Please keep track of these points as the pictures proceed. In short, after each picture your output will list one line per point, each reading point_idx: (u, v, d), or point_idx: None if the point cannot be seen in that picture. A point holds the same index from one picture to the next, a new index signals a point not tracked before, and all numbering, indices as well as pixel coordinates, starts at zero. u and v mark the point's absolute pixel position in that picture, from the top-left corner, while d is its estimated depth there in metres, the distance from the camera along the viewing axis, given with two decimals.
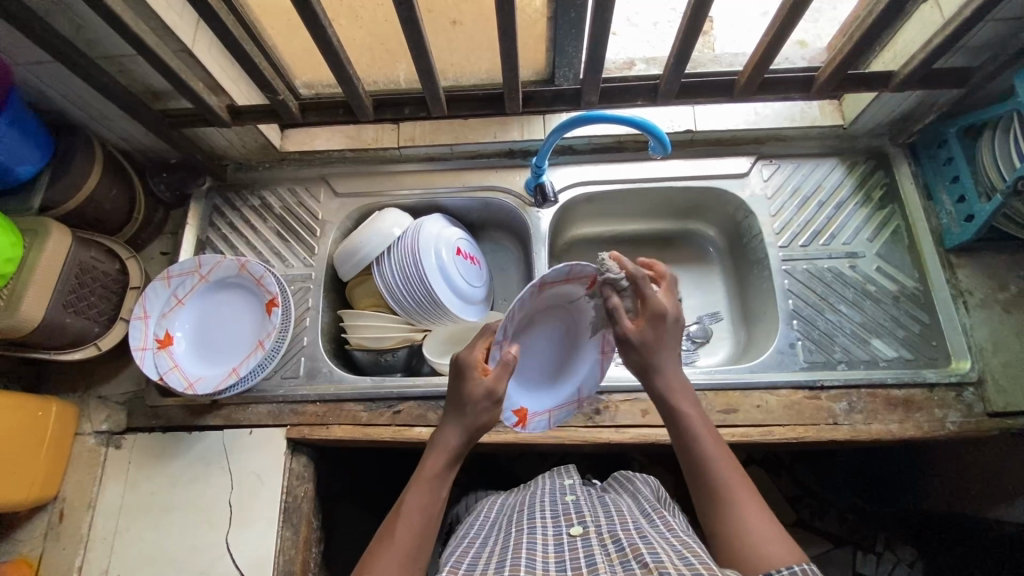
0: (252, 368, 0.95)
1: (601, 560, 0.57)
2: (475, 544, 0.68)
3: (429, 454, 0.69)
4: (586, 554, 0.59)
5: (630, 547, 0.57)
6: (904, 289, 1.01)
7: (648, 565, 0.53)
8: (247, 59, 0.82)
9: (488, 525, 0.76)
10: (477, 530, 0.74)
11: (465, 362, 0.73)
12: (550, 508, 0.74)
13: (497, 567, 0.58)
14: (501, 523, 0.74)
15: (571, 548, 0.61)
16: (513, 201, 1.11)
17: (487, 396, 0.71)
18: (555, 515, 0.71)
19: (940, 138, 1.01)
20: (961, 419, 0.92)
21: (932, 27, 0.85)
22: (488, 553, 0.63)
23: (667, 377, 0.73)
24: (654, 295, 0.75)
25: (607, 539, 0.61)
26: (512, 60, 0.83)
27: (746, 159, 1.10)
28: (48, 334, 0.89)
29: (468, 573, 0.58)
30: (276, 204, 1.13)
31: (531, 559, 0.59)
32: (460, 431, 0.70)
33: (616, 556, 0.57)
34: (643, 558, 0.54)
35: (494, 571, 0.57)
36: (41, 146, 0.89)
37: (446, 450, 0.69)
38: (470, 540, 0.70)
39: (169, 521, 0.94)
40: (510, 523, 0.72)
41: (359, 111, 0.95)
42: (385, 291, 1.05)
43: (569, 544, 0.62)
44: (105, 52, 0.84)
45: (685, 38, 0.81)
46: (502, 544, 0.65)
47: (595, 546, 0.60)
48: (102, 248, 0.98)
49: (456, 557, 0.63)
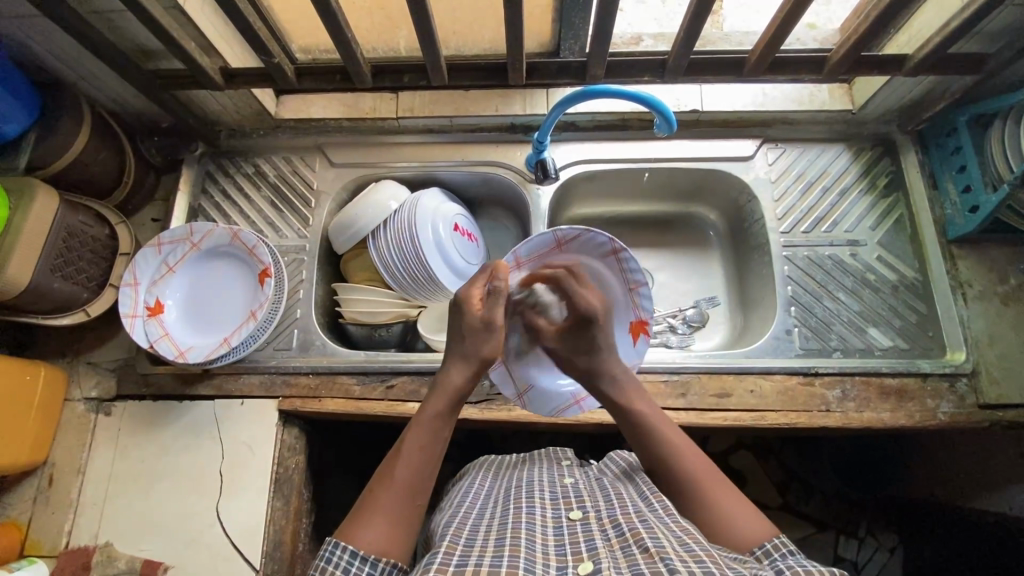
0: (244, 339, 0.94)
1: (601, 545, 0.58)
2: (470, 518, 0.67)
3: (433, 393, 0.69)
4: (586, 538, 0.60)
5: (630, 533, 0.58)
6: (903, 279, 1.01)
7: (649, 550, 0.54)
8: (241, 20, 0.79)
9: (482, 499, 0.75)
10: (472, 503, 0.74)
11: (464, 300, 0.74)
12: (548, 489, 0.73)
13: (497, 546, 0.57)
14: (495, 499, 0.74)
15: (571, 532, 0.62)
16: (512, 177, 1.09)
17: (483, 324, 0.73)
18: (554, 496, 0.71)
19: (950, 126, 0.99)
20: (952, 409, 0.92)
21: (950, 10, 0.83)
22: (486, 528, 0.62)
23: (613, 377, 0.77)
24: (578, 296, 0.80)
25: (607, 524, 0.62)
26: (516, 29, 0.80)
27: (752, 142, 1.08)
28: (35, 298, 0.87)
29: (466, 551, 0.57)
30: (270, 173, 1.11)
31: (530, 539, 0.59)
32: (465, 372, 0.71)
33: (616, 541, 0.58)
34: (644, 543, 0.55)
35: (494, 550, 0.56)
36: (27, 105, 0.86)
37: (449, 390, 0.69)
38: (464, 514, 0.69)
39: (159, 489, 0.93)
40: (504, 500, 0.72)
41: (356, 79, 0.92)
42: (379, 263, 1.03)
43: (568, 528, 0.62)
44: (93, 7, 0.80)
45: (696, 14, 0.79)
46: (499, 521, 0.64)
47: (595, 531, 0.61)
48: (91, 212, 0.96)
49: (453, 532, 0.62)
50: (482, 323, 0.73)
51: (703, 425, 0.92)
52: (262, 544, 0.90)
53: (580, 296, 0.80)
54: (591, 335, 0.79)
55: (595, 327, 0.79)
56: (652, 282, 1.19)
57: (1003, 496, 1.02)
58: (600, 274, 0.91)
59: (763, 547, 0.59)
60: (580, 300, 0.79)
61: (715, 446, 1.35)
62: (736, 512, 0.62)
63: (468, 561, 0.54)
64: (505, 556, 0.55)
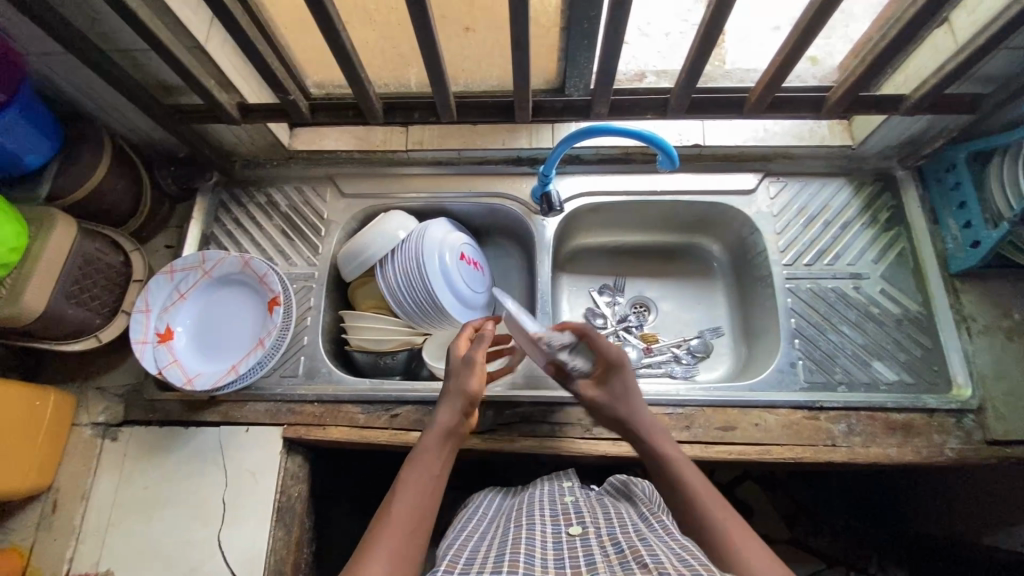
0: (251, 367, 0.95)
1: (600, 559, 0.57)
2: (473, 538, 0.68)
3: (426, 435, 0.74)
4: (585, 553, 0.60)
5: (629, 549, 0.57)
6: (907, 312, 1.01)
7: (647, 565, 0.53)
8: (259, 59, 0.82)
9: (488, 521, 0.75)
10: (476, 526, 0.73)
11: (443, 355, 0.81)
12: (549, 507, 0.73)
13: (496, 562, 0.58)
14: (501, 520, 0.73)
15: (570, 547, 0.62)
16: (518, 208, 1.11)
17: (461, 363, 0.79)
18: (554, 513, 0.71)
19: (948, 162, 1.00)
20: (959, 445, 0.91)
21: (946, 52, 0.85)
22: (487, 547, 0.62)
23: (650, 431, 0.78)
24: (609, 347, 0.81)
25: (607, 540, 0.61)
26: (523, 69, 0.83)
27: (753, 176, 1.10)
28: (50, 325, 0.88)
29: (466, 567, 0.58)
30: (282, 202, 1.14)
31: (529, 554, 0.59)
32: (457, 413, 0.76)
33: (615, 557, 0.57)
34: (642, 559, 0.55)
35: (494, 566, 0.56)
36: (51, 137, 0.90)
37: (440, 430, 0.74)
38: (468, 535, 0.70)
39: (162, 516, 0.93)
40: (509, 521, 0.71)
41: (369, 114, 0.95)
42: (386, 292, 1.05)
43: (568, 543, 0.62)
44: (118, 46, 0.84)
45: (696, 57, 0.82)
46: (500, 539, 0.65)
47: (594, 546, 0.61)
48: (107, 240, 0.99)
49: (454, 553, 0.62)
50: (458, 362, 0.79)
51: (708, 458, 0.92)
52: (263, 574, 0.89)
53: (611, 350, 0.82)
54: (614, 385, 0.82)
55: (620, 371, 0.82)
56: (655, 312, 1.20)
57: None
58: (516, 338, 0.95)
59: None
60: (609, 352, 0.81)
61: (722, 478, 1.36)
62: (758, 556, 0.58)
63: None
64: (503, 571, 0.55)
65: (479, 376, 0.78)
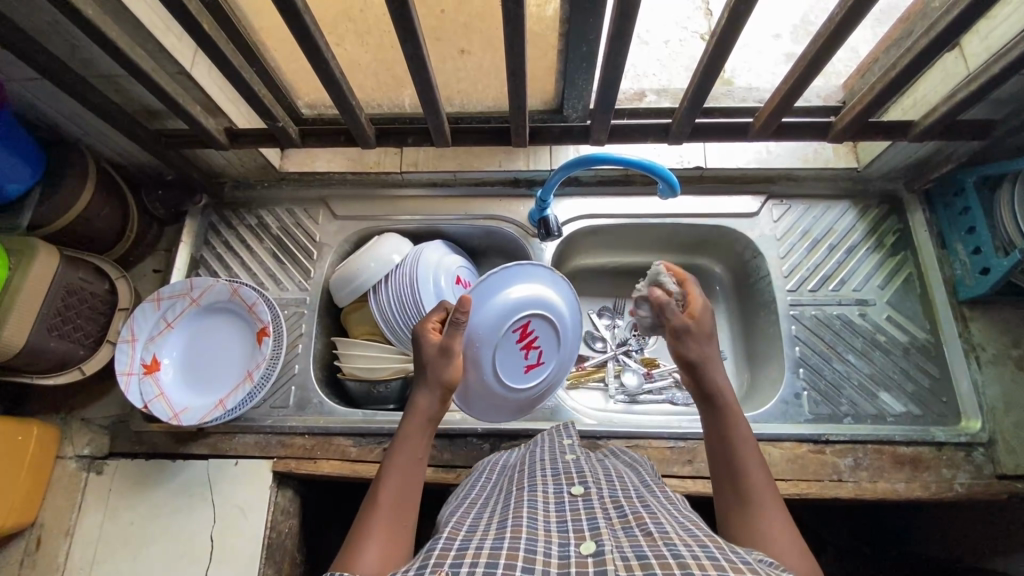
0: (239, 401, 0.92)
1: (604, 524, 0.54)
2: (472, 505, 0.64)
3: (405, 419, 0.68)
4: (588, 515, 0.56)
5: (633, 516, 0.55)
6: (914, 341, 0.98)
7: (652, 535, 0.51)
8: (245, 87, 0.79)
9: (488, 484, 0.72)
10: (475, 490, 0.70)
11: (421, 334, 0.73)
12: (550, 466, 0.69)
13: (498, 528, 0.54)
14: (500, 484, 0.70)
15: (573, 509, 0.58)
16: (515, 232, 1.08)
17: (443, 350, 0.70)
18: (556, 473, 0.67)
19: (956, 187, 0.97)
20: (969, 480, 0.89)
21: (956, 78, 0.83)
22: (489, 514, 0.59)
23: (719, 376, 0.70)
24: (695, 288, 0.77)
25: (610, 504, 0.59)
26: (520, 95, 0.80)
27: (755, 199, 1.07)
28: (31, 358, 0.85)
29: (469, 535, 0.54)
30: (273, 225, 1.11)
31: (532, 517, 0.55)
32: (435, 397, 0.70)
33: (618, 522, 0.54)
34: (647, 527, 0.52)
35: (497, 532, 0.53)
36: (32, 163, 0.87)
37: (420, 417, 0.68)
38: (469, 501, 0.66)
39: (148, 554, 0.90)
40: (509, 483, 0.68)
41: (360, 139, 0.92)
42: (379, 318, 1.02)
43: (571, 505, 0.59)
44: (99, 71, 0.81)
45: (700, 83, 0.79)
46: (501, 505, 0.61)
47: (597, 509, 0.57)
48: (91, 268, 0.96)
49: (455, 521, 0.59)
50: (441, 350, 0.71)
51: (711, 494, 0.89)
52: None
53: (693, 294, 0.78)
54: (705, 324, 0.74)
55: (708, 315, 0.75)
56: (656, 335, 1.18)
57: None
58: (480, 362, 0.85)
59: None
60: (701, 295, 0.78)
61: None
62: (776, 537, 0.57)
63: (471, 544, 0.51)
64: (507, 538, 0.51)
65: (458, 366, 0.71)
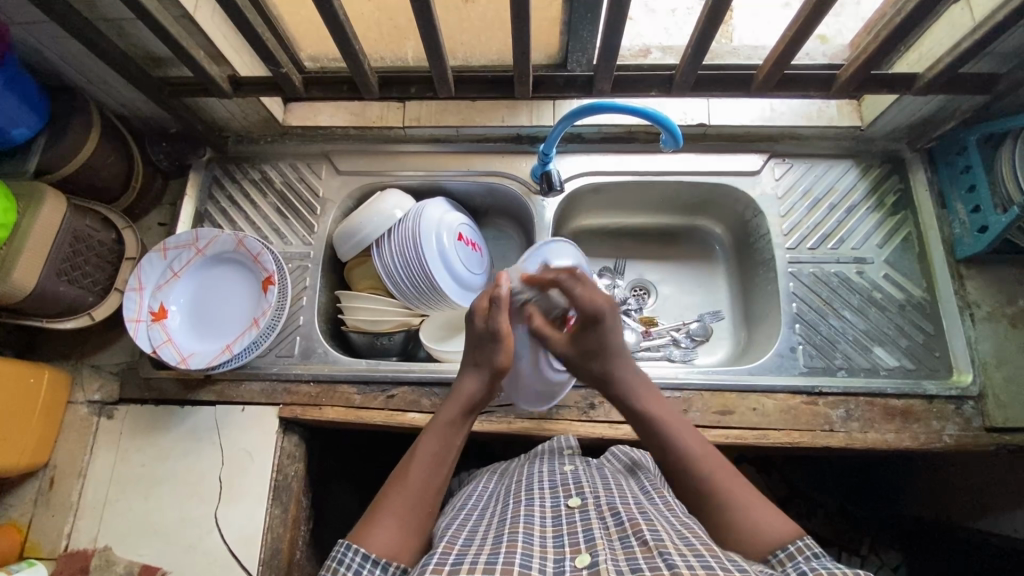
0: (246, 346, 0.94)
1: (600, 535, 0.56)
2: (471, 515, 0.66)
3: (446, 402, 0.71)
4: (585, 528, 0.58)
5: (629, 524, 0.57)
6: (910, 298, 1.00)
7: (648, 544, 0.53)
8: (250, 30, 0.79)
9: (486, 496, 0.74)
10: (474, 502, 0.72)
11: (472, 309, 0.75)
12: (547, 480, 0.72)
13: (494, 543, 0.56)
14: (498, 497, 0.72)
15: (569, 522, 0.60)
16: (518, 187, 1.09)
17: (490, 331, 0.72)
18: (553, 485, 0.70)
19: (959, 145, 0.97)
20: (957, 432, 0.91)
21: (962, 30, 0.82)
22: (485, 526, 0.61)
23: (625, 381, 0.75)
24: (581, 294, 0.75)
25: (606, 512, 0.61)
26: (522, 43, 0.80)
27: (759, 157, 1.07)
28: (40, 302, 0.87)
29: (465, 549, 0.56)
30: (276, 179, 1.11)
31: (528, 533, 0.58)
32: (480, 382, 0.72)
33: (615, 532, 0.57)
34: (642, 535, 0.55)
35: (493, 547, 0.55)
36: (37, 109, 0.87)
37: (463, 399, 0.71)
38: (466, 512, 0.68)
39: (159, 494, 0.93)
40: (507, 496, 0.70)
41: (363, 89, 0.92)
42: (382, 273, 1.03)
43: (567, 518, 0.61)
44: (103, 14, 0.81)
45: (704, 31, 0.79)
46: (498, 518, 0.63)
47: (594, 519, 0.59)
48: (98, 218, 0.97)
49: (452, 531, 0.61)
50: (489, 333, 0.72)
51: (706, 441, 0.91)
52: (260, 552, 0.90)
53: (586, 295, 0.75)
54: (587, 341, 0.76)
55: (598, 325, 0.75)
56: (655, 295, 1.18)
57: (1010, 518, 1.00)
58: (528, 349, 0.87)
59: (786, 549, 0.56)
60: (581, 300, 0.75)
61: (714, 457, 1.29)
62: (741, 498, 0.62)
63: (467, 559, 0.53)
64: (502, 553, 0.53)
65: (507, 349, 0.72)
